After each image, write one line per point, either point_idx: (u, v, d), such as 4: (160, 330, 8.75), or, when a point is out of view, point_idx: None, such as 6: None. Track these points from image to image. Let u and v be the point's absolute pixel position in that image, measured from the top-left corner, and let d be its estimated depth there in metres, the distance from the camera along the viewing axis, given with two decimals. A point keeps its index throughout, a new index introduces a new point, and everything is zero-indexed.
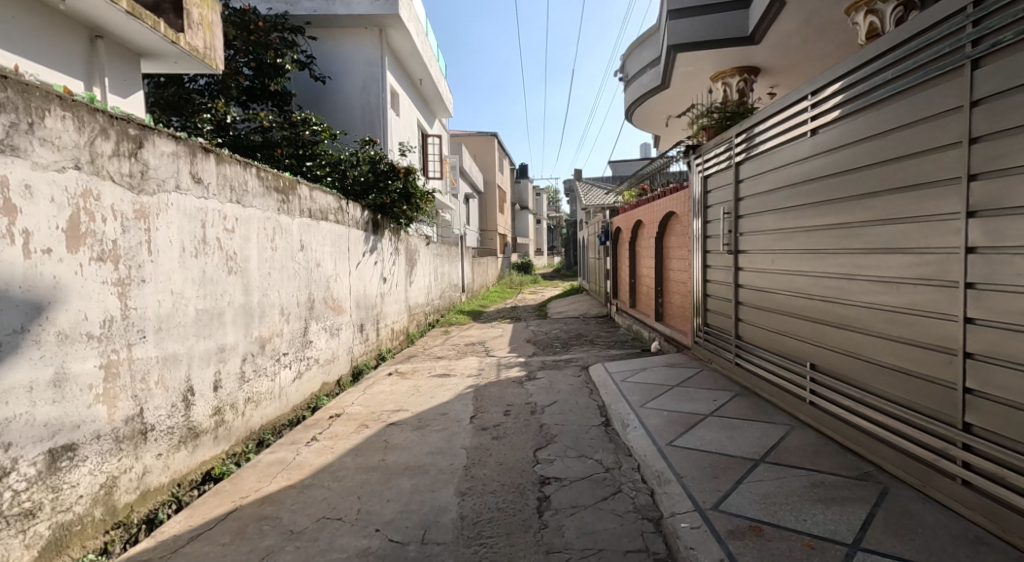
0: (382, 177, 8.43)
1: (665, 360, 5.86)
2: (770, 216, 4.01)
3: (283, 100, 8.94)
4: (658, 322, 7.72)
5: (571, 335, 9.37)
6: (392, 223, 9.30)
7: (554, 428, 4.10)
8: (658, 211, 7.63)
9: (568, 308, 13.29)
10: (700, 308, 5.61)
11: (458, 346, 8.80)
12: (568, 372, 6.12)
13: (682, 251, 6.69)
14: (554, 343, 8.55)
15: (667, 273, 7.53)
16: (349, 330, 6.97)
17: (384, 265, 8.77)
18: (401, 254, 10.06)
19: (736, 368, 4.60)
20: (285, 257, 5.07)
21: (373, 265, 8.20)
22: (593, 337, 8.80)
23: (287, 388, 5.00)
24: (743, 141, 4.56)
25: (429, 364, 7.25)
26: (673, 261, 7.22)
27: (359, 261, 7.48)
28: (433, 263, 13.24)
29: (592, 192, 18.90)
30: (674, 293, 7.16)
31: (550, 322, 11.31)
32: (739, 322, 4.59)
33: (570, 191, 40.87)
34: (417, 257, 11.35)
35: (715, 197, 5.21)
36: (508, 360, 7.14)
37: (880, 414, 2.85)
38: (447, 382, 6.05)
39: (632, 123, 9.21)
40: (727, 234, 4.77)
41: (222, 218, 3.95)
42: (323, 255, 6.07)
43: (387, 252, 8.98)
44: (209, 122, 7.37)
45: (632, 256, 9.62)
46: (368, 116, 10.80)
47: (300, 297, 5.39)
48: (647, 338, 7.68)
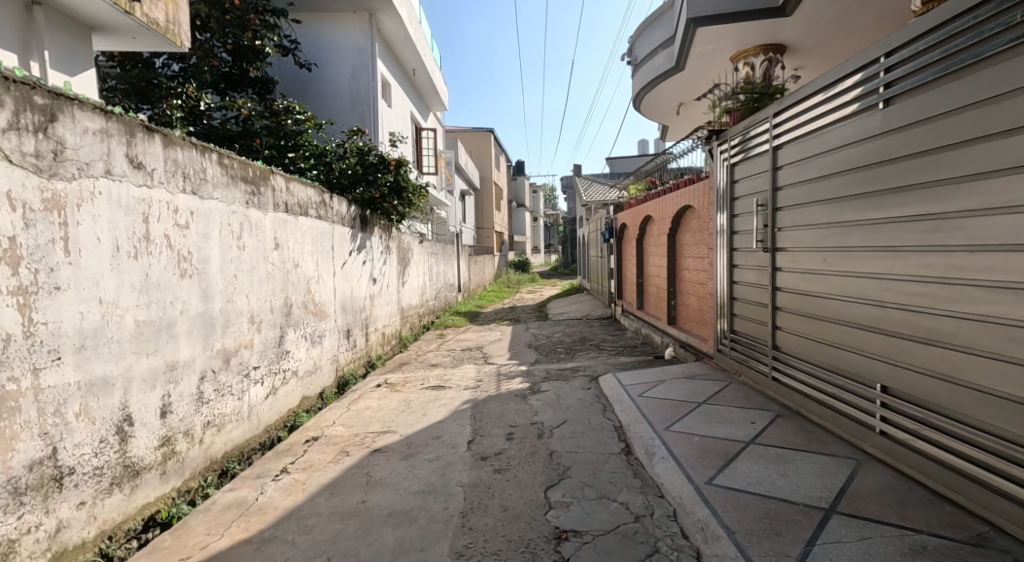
0: (371, 170, 7.84)
1: (684, 370, 5.27)
2: (818, 209, 3.44)
3: (265, 87, 8.33)
4: (669, 327, 7.14)
5: (576, 339, 8.77)
6: (383, 219, 8.68)
7: (566, 457, 3.49)
8: (671, 206, 7.02)
9: (569, 309, 12.67)
10: (723, 312, 5.03)
11: (454, 352, 8.18)
12: (576, 383, 5.52)
13: (700, 249, 6.09)
14: (557, 349, 7.94)
15: (681, 273, 6.93)
16: (333, 337, 6.36)
17: (373, 264, 8.14)
18: (392, 253, 9.42)
19: (773, 384, 4.03)
20: (256, 256, 4.45)
21: (361, 265, 7.58)
22: (598, 342, 8.19)
23: (260, 406, 4.39)
24: (778, 123, 3.99)
25: (422, 373, 6.64)
26: (688, 260, 6.63)
27: (345, 261, 6.85)
28: (428, 262, 12.61)
29: (593, 187, 18.30)
30: (689, 295, 6.57)
31: (551, 325, 10.71)
32: (776, 331, 4.02)
33: (568, 188, 40.27)
34: (410, 256, 10.72)
35: (742, 187, 4.63)
36: (508, 369, 6.53)
37: (1000, 460, 2.31)
38: (443, 395, 5.43)
39: (640, 111, 8.63)
40: (759, 230, 4.19)
41: (173, 212, 3.34)
42: (302, 256, 5.45)
43: (376, 251, 8.35)
44: (179, 108, 6.80)
45: (641, 255, 9.03)
46: (357, 107, 10.19)
47: (274, 302, 4.76)
48: (659, 343, 7.10)
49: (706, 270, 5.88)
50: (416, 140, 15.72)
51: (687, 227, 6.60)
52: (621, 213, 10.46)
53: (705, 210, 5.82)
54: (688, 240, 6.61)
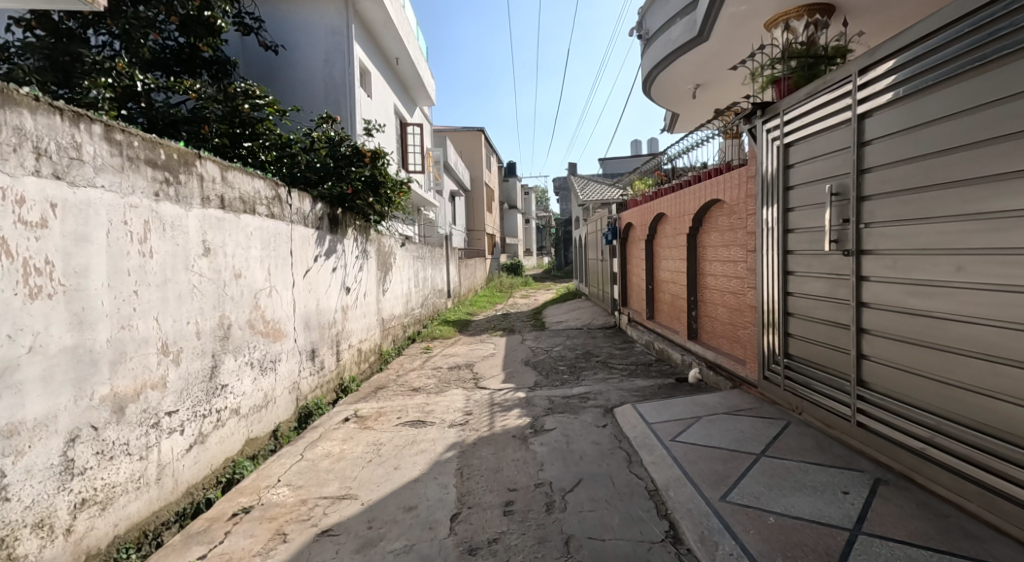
0: (344, 164, 6.93)
1: (722, 403, 4.27)
2: (955, 192, 2.56)
3: (222, 68, 7.32)
4: (689, 343, 6.16)
5: (578, 354, 7.77)
6: (359, 220, 7.67)
7: (587, 550, 2.51)
8: (691, 202, 6.03)
9: (567, 316, 11.63)
10: (772, 330, 4.05)
11: (439, 372, 7.13)
12: (587, 418, 4.51)
13: (732, 251, 5.12)
14: (558, 367, 6.91)
15: (704, 279, 5.94)
16: (292, 358, 5.30)
17: (345, 271, 7.12)
18: (369, 258, 8.35)
19: (857, 431, 3.09)
20: (172, 264, 3.40)
21: (330, 273, 6.55)
22: (605, 359, 7.19)
23: (178, 463, 3.35)
24: (852, 90, 3.13)
25: (401, 401, 5.61)
26: (713, 263, 5.66)
27: (308, 269, 5.79)
28: (413, 267, 11.57)
29: (589, 186, 17.34)
30: (716, 305, 5.56)
31: (549, 336, 9.67)
32: (860, 361, 3.09)
33: (561, 189, 39.34)
34: (391, 261, 9.68)
35: (797, 174, 3.69)
36: (503, 396, 5.49)
37: None
38: (423, 435, 4.40)
39: (651, 95, 7.71)
40: (834, 229, 3.25)
41: (13, 203, 2.39)
42: (247, 266, 4.38)
43: (350, 255, 7.32)
44: (106, 87, 5.74)
45: (651, 258, 8.04)
46: (332, 95, 9.19)
47: (202, 323, 3.71)
48: (679, 363, 6.09)
49: (741, 278, 4.88)
50: (400, 136, 14.68)
51: (713, 227, 5.62)
52: (626, 211, 9.47)
53: (739, 207, 4.83)
54: (713, 240, 5.63)
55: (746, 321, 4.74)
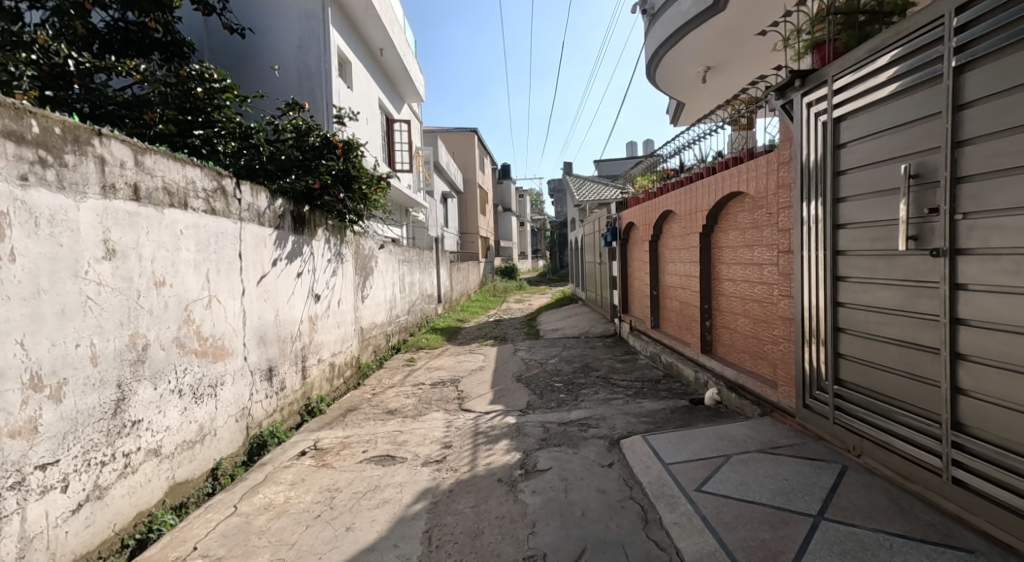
0: (312, 156, 6.25)
1: (752, 437, 3.51)
2: None
3: (176, 49, 6.58)
4: (703, 357, 5.40)
5: (576, 367, 7.02)
6: (330, 219, 6.91)
7: None
8: (704, 197, 5.28)
9: (563, 323, 10.86)
10: (814, 350, 3.29)
11: (421, 390, 6.35)
12: (588, 454, 3.76)
13: (756, 252, 4.38)
14: (554, 384, 6.15)
15: (721, 285, 5.19)
16: (241, 380, 4.52)
17: (312, 277, 6.34)
18: (344, 262, 7.57)
19: (954, 490, 2.39)
20: (49, 271, 2.66)
21: (293, 279, 5.77)
22: (606, 374, 6.44)
23: (58, 530, 2.63)
24: (943, 36, 2.38)
25: (371, 428, 4.84)
26: (731, 267, 4.92)
27: (264, 275, 5.01)
28: (398, 271, 10.79)
29: (587, 186, 16.54)
30: (736, 316, 4.81)
31: (544, 346, 8.89)
32: (955, 397, 2.37)
33: (558, 191, 38.61)
34: (371, 264, 8.90)
35: (851, 154, 2.94)
36: (489, 422, 4.72)
37: None
38: (390, 476, 3.63)
39: (658, 80, 7.09)
40: (914, 221, 2.52)
41: None
42: (173, 272, 3.59)
43: (318, 258, 6.55)
44: (26, 63, 4.95)
45: (656, 261, 7.30)
46: (306, 83, 8.44)
47: (102, 346, 2.92)
48: (691, 380, 5.33)
49: (772, 284, 4.12)
50: (386, 133, 13.94)
51: (732, 225, 4.88)
52: (627, 210, 8.73)
53: (767, 200, 4.08)
54: (732, 240, 4.88)
55: (778, 336, 3.98)
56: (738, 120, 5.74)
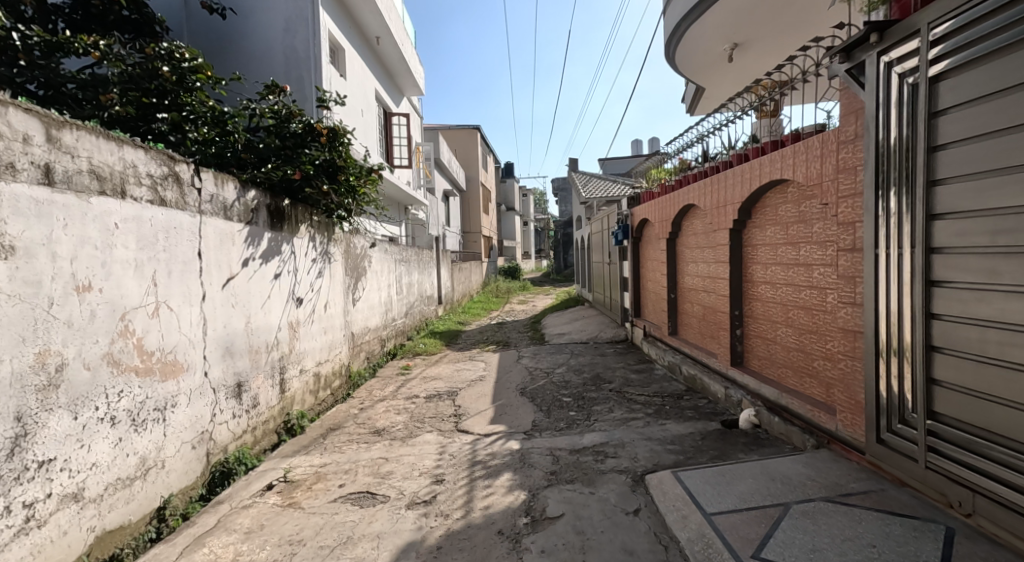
0: (293, 144, 5.65)
1: (813, 479, 2.88)
2: None
3: (145, 27, 5.96)
4: (733, 372, 4.76)
5: (586, 378, 6.37)
6: (314, 215, 6.28)
7: None
8: (737, 189, 4.63)
9: (570, 327, 10.21)
10: (892, 366, 2.77)
11: (414, 404, 5.72)
12: (607, 495, 3.12)
13: (806, 251, 3.73)
14: (562, 399, 5.50)
15: (757, 290, 4.54)
16: (202, 399, 3.90)
17: (292, 278, 5.72)
18: (331, 262, 6.94)
19: None
20: None
21: (270, 282, 5.16)
22: (620, 387, 5.79)
23: None
24: None
25: (353, 453, 4.21)
26: (770, 268, 4.28)
27: (231, 277, 4.39)
28: (394, 271, 10.15)
29: (594, 182, 15.87)
30: (777, 326, 4.17)
31: (549, 353, 8.25)
32: None
33: (562, 190, 37.97)
34: (364, 264, 8.27)
35: (951, 124, 2.47)
36: (489, 448, 4.08)
37: None
38: (365, 521, 3.02)
39: (678, 60, 6.45)
40: None
41: None
42: (106, 274, 2.97)
43: (300, 258, 5.93)
44: None
45: (674, 261, 6.65)
46: (293, 70, 7.81)
47: None
48: (720, 397, 4.68)
49: (831, 290, 3.49)
50: (384, 127, 13.31)
51: (773, 221, 4.23)
52: (640, 206, 8.06)
53: (825, 191, 3.43)
54: (773, 239, 4.24)
55: (838, 352, 3.34)
56: (771, 101, 5.07)
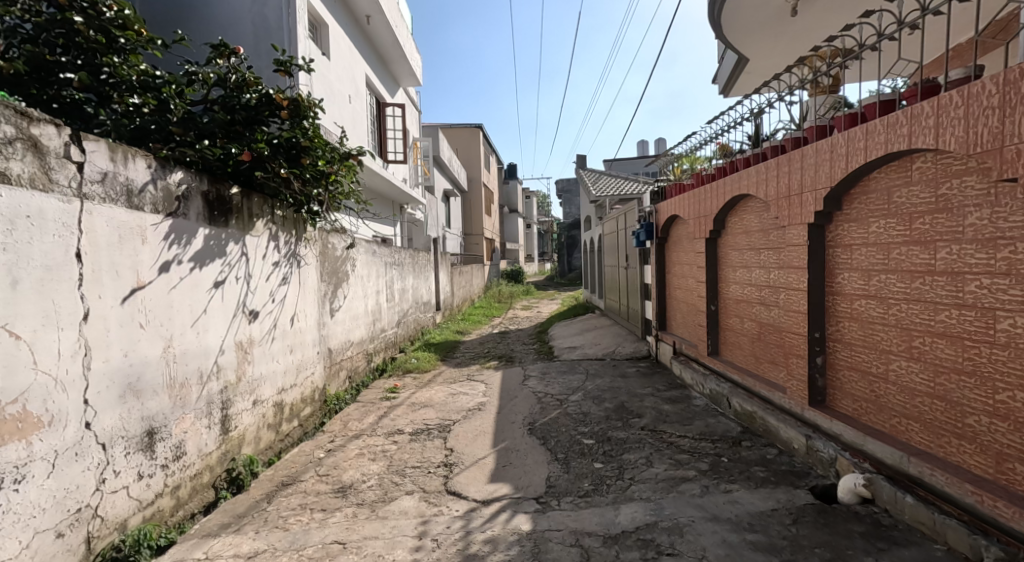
0: (246, 119, 4.57)
1: None
2: None
3: None
4: (810, 413, 3.61)
5: (607, 409, 5.24)
6: (277, 207, 5.15)
7: None
8: (820, 170, 3.45)
9: (582, 340, 9.06)
10: None
11: (395, 446, 4.59)
12: None
13: (963, 250, 2.60)
14: (582, 442, 4.37)
15: (849, 306, 3.35)
16: (82, 463, 2.79)
17: (245, 287, 4.59)
18: (302, 265, 5.80)
19: None
20: None
21: (206, 292, 4.01)
22: (653, 424, 4.65)
23: None
24: None
25: (296, 533, 3.10)
26: (873, 279, 3.11)
27: (139, 287, 3.24)
28: (385, 276, 9.01)
29: (605, 179, 14.70)
30: (890, 357, 2.99)
31: (560, 372, 7.11)
32: None
33: (566, 190, 36.69)
34: (346, 269, 7.14)
35: None
36: (486, 529, 2.96)
37: None
38: None
39: (723, 21, 5.38)
40: None
41: None
42: None
43: (256, 261, 4.80)
44: None
45: (716, 267, 5.50)
46: (261, 41, 6.68)
47: None
48: (796, 448, 3.55)
49: (1017, 313, 2.38)
50: (378, 119, 12.20)
51: (885, 210, 3.01)
52: (667, 202, 6.94)
53: (1018, 166, 2.31)
54: (884, 236, 3.02)
55: None
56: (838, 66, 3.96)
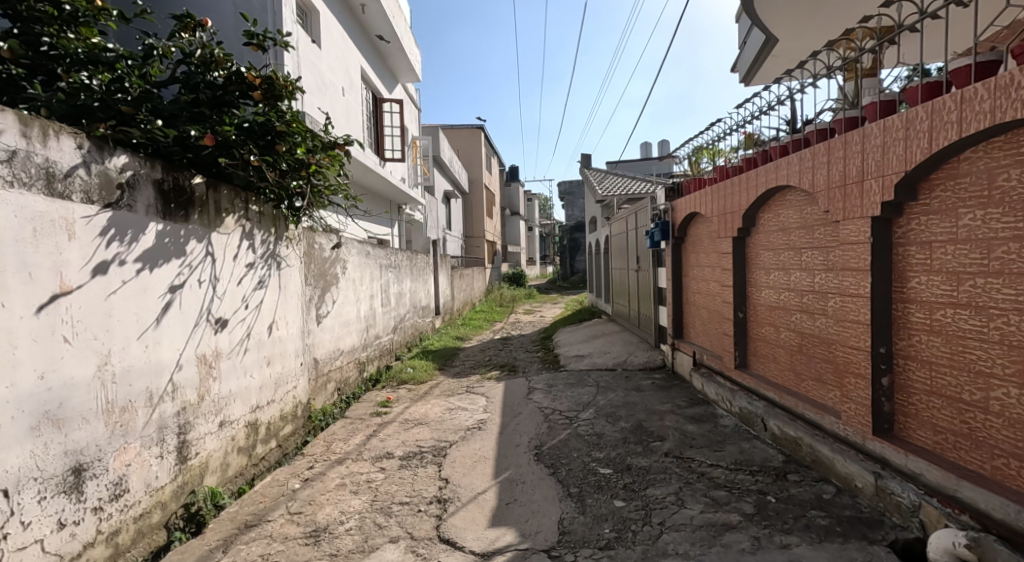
0: (213, 102, 4.00)
1: None
2: None
3: None
4: (874, 445, 3.00)
5: (623, 430, 4.65)
6: (252, 201, 4.60)
7: None
8: (890, 153, 2.86)
9: (589, 348, 8.47)
10: None
11: (381, 477, 4.02)
12: None
13: None
14: (597, 472, 3.78)
15: (923, 315, 2.79)
16: None
17: (210, 293, 4.01)
18: (283, 268, 5.22)
19: None
20: None
21: (160, 299, 3.42)
22: (678, 450, 4.06)
23: None
24: None
25: None
26: (963, 282, 2.57)
27: (64, 291, 2.70)
28: (380, 279, 8.42)
29: (610, 179, 14.13)
30: (994, 383, 2.46)
31: (568, 384, 6.52)
32: None
33: (568, 193, 36.19)
34: (335, 272, 6.56)
35: None
36: None
37: None
38: None
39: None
40: None
41: None
42: None
43: (225, 262, 4.21)
44: None
45: (744, 269, 4.90)
46: (241, 22, 6.11)
47: None
48: (860, 487, 2.99)
49: None
50: (375, 115, 11.66)
51: (984, 198, 2.48)
52: (684, 199, 6.37)
53: None
54: (983, 231, 2.50)
55: None
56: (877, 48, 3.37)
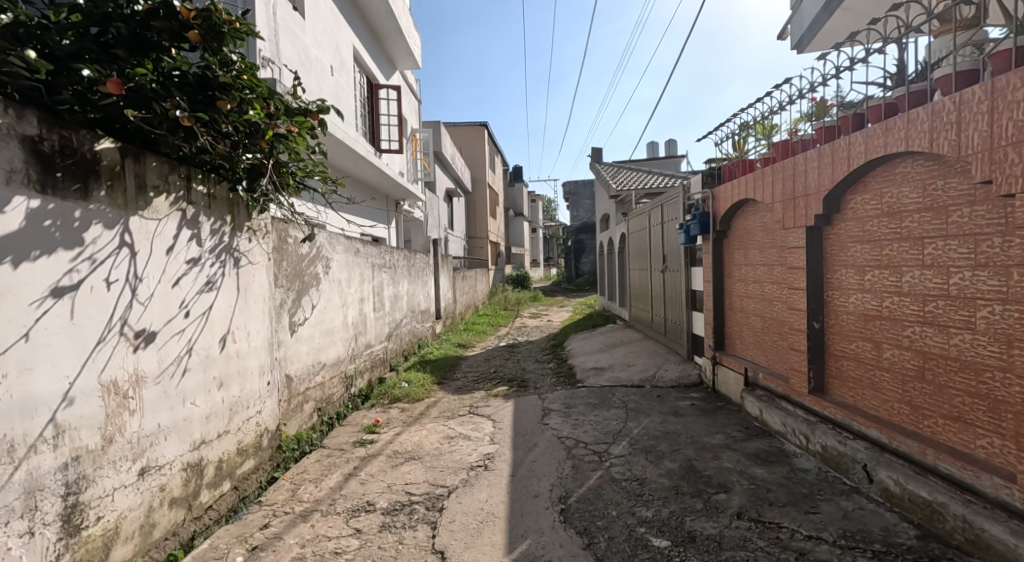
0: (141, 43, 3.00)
1: None
2: None
3: None
4: None
5: (671, 473, 3.62)
6: (199, 180, 3.59)
7: None
8: None
9: (608, 359, 7.41)
10: None
11: (354, 547, 2.99)
12: None
13: None
14: (649, 546, 2.76)
15: None
16: None
17: (126, 295, 2.96)
18: (242, 265, 4.15)
19: None
20: None
21: (33, 306, 2.47)
22: (754, 509, 3.02)
23: None
24: None
25: None
26: None
27: None
28: (371, 280, 7.39)
29: (623, 173, 13.07)
30: None
31: (590, 405, 5.47)
32: None
33: (573, 194, 35.13)
34: (314, 271, 5.53)
35: None
36: None
37: None
38: None
39: None
40: None
41: None
42: None
43: (155, 257, 3.19)
44: None
45: (821, 270, 3.83)
46: None
47: None
48: None
49: None
50: (369, 102, 10.65)
51: None
52: (728, 184, 5.34)
53: None
54: None
55: None
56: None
